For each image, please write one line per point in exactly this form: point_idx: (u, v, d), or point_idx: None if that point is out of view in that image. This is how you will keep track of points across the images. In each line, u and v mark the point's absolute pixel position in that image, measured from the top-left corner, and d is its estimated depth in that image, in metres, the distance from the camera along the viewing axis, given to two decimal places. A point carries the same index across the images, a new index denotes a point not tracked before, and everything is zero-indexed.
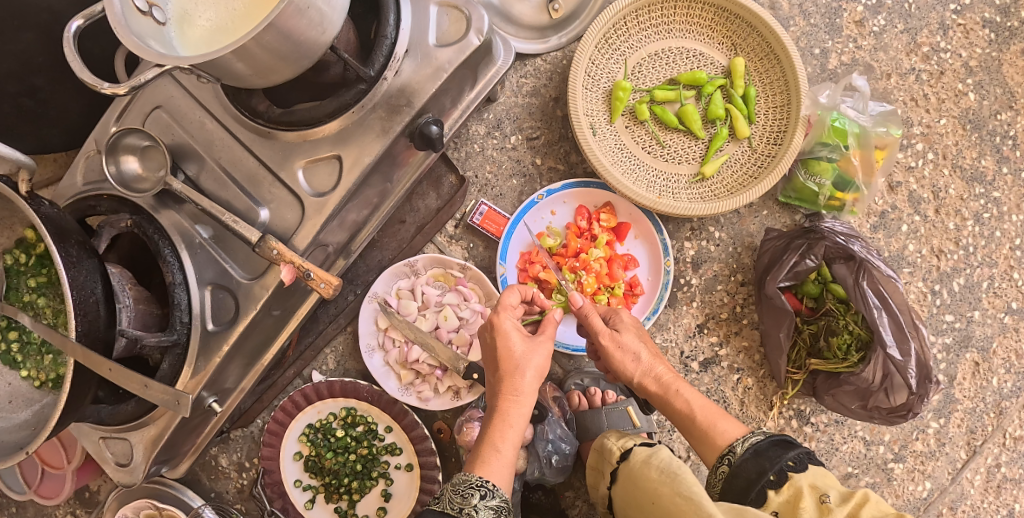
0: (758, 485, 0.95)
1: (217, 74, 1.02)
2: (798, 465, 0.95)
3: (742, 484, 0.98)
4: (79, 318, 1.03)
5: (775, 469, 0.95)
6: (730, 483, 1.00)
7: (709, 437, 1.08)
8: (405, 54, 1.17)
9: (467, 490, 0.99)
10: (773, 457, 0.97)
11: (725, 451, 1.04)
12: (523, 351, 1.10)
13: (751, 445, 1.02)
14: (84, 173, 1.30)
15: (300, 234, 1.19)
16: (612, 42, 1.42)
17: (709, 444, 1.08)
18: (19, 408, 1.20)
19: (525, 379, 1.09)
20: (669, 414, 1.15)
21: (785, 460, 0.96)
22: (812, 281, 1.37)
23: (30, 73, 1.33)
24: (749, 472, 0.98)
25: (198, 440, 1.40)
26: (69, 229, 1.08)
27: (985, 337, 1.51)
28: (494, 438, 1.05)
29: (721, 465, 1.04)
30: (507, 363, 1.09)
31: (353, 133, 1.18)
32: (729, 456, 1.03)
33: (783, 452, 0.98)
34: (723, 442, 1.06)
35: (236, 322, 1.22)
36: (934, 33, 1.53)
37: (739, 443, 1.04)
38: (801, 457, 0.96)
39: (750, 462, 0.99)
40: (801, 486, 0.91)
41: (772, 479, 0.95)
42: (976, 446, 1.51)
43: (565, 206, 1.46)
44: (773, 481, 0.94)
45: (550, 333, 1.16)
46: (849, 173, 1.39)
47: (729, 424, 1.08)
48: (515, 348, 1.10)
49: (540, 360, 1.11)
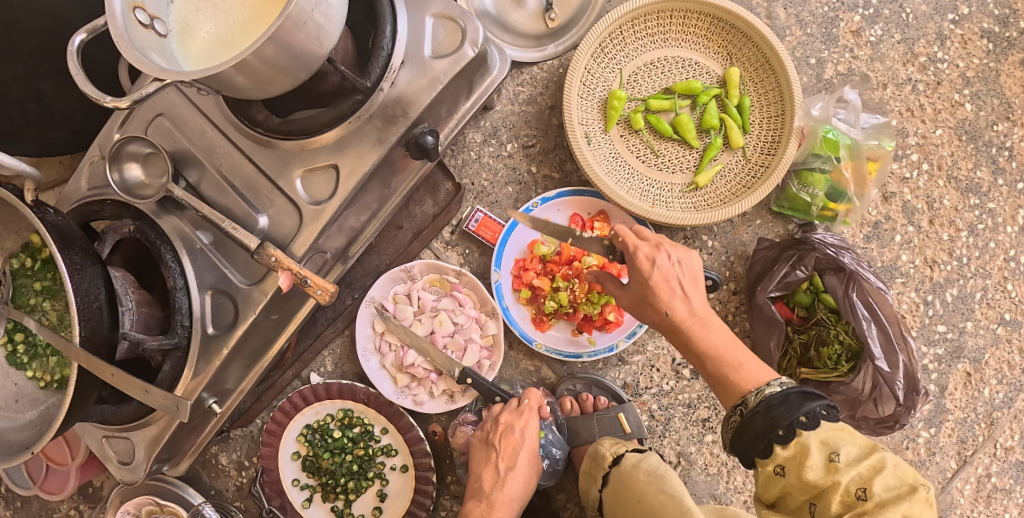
0: (765, 439, 0.93)
1: (217, 86, 1.04)
2: (810, 421, 0.90)
3: (750, 438, 0.95)
4: (83, 323, 1.06)
5: (784, 425, 0.92)
6: (739, 433, 0.97)
7: (728, 381, 1.01)
8: (401, 64, 1.19)
9: None
10: (789, 408, 0.92)
11: (739, 402, 0.99)
12: (534, 430, 1.32)
13: (767, 396, 0.96)
14: (89, 178, 1.33)
15: (297, 241, 1.22)
16: (608, 51, 1.43)
17: (724, 390, 1.02)
18: (25, 408, 1.23)
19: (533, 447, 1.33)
20: (675, 328, 1.08)
21: (800, 414, 0.91)
22: (804, 291, 1.39)
23: (37, 78, 1.36)
24: (758, 426, 0.94)
25: (198, 440, 1.43)
26: (74, 236, 1.10)
27: (977, 349, 1.52)
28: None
29: (732, 414, 0.99)
30: (517, 436, 1.30)
31: (350, 142, 1.20)
32: (740, 408, 0.97)
33: (802, 402, 0.92)
34: (739, 392, 0.99)
35: (236, 327, 1.25)
36: (931, 43, 1.53)
37: (754, 394, 0.97)
38: (816, 411, 0.91)
39: (761, 417, 0.94)
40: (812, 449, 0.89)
41: (780, 434, 0.92)
42: (966, 456, 1.52)
43: (560, 214, 1.47)
44: (780, 437, 0.92)
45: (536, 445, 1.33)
46: (841, 184, 1.39)
47: (755, 368, 1.00)
48: (528, 426, 1.31)
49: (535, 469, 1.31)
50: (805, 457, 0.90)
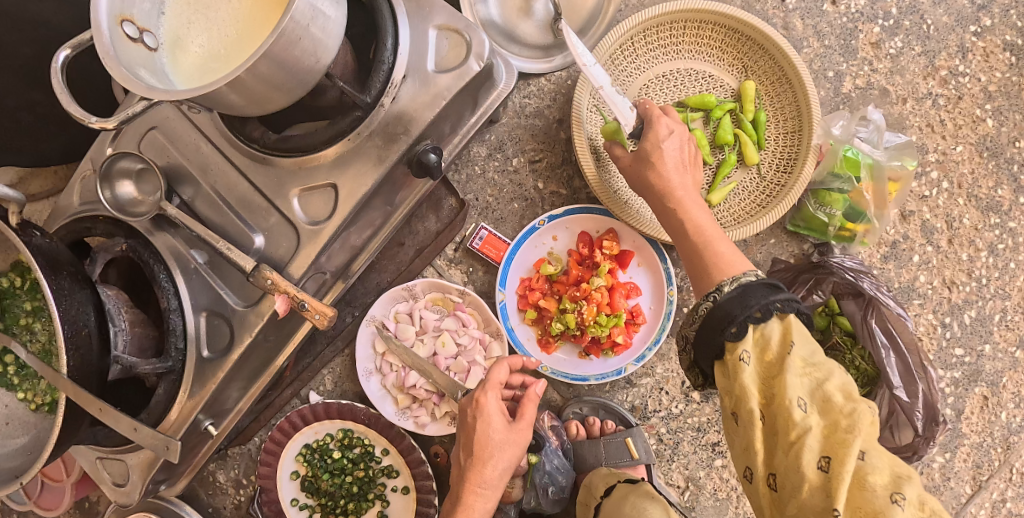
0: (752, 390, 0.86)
1: (209, 104, 1.00)
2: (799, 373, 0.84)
3: (734, 386, 0.88)
4: (70, 352, 1.02)
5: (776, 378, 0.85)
6: (708, 316, 0.88)
7: (704, 254, 0.97)
8: (403, 79, 1.14)
9: None
10: (759, 296, 0.85)
11: (714, 288, 0.92)
12: (502, 439, 1.05)
13: (741, 285, 0.88)
14: (82, 194, 1.29)
15: (294, 263, 1.17)
16: (619, 64, 1.38)
17: (704, 273, 0.95)
18: (18, 431, 1.20)
19: (509, 464, 1.04)
20: (668, 228, 1.07)
21: (772, 302, 0.84)
22: (820, 314, 1.36)
23: (30, 89, 1.31)
24: (731, 307, 0.86)
25: (195, 461, 1.40)
26: (62, 259, 1.06)
27: (995, 372, 1.48)
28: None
29: (703, 303, 0.91)
30: (484, 451, 1.03)
31: (350, 161, 1.16)
32: (715, 294, 0.90)
33: (770, 293, 0.86)
34: (718, 277, 0.93)
35: (231, 350, 1.21)
36: (952, 56, 1.48)
37: (728, 283, 0.91)
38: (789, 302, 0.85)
39: (745, 370, 0.88)
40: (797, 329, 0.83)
41: (755, 314, 0.84)
42: (982, 481, 1.49)
43: (566, 232, 1.43)
44: (757, 317, 0.84)
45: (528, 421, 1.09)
46: (861, 205, 1.33)
47: (730, 252, 0.96)
48: (494, 435, 1.04)
49: (514, 460, 1.05)
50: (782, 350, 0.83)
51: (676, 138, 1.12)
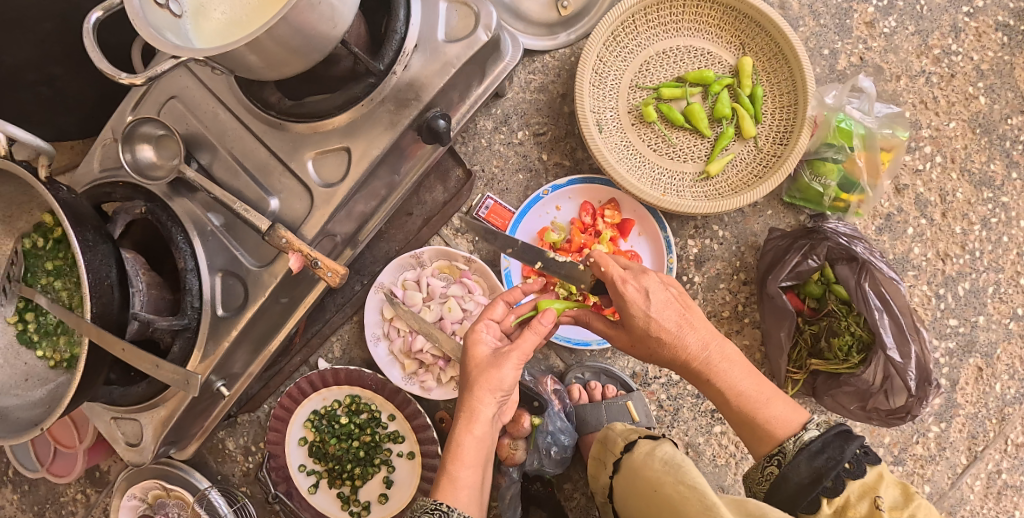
0: (811, 493, 0.92)
1: (230, 66, 1.04)
2: (855, 469, 0.92)
3: (791, 490, 0.95)
4: (94, 301, 1.06)
5: (831, 476, 0.92)
6: (778, 488, 0.97)
7: (761, 427, 1.01)
8: (414, 49, 1.19)
9: (421, 514, 0.92)
10: (838, 449, 0.94)
11: (774, 450, 1.00)
12: (490, 360, 0.99)
13: (804, 446, 0.97)
14: (101, 159, 1.33)
15: (307, 224, 1.21)
16: (620, 41, 1.43)
17: (759, 436, 1.02)
18: (33, 387, 1.20)
19: (500, 385, 0.98)
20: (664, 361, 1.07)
21: (842, 463, 0.92)
22: (815, 281, 1.38)
23: (48, 62, 1.34)
24: (801, 478, 0.95)
25: (206, 424, 1.43)
26: (86, 214, 1.10)
27: (989, 343, 1.51)
28: (451, 462, 0.95)
29: (769, 463, 1.00)
30: (473, 374, 0.99)
31: (362, 126, 1.20)
32: (779, 457, 0.99)
33: (844, 444, 0.94)
34: (778, 433, 1.00)
35: (245, 309, 1.25)
36: (945, 35, 1.53)
37: (791, 442, 0.99)
38: (857, 457, 0.92)
39: (802, 467, 0.95)
40: (852, 493, 0.90)
41: (828, 485, 0.92)
42: (977, 452, 1.51)
43: (570, 202, 1.48)
44: (828, 489, 0.91)
45: (526, 348, 0.99)
46: (854, 174, 1.39)
47: (781, 409, 1.01)
48: (482, 358, 1.01)
49: (507, 377, 0.98)
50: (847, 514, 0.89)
51: (665, 297, 1.03)
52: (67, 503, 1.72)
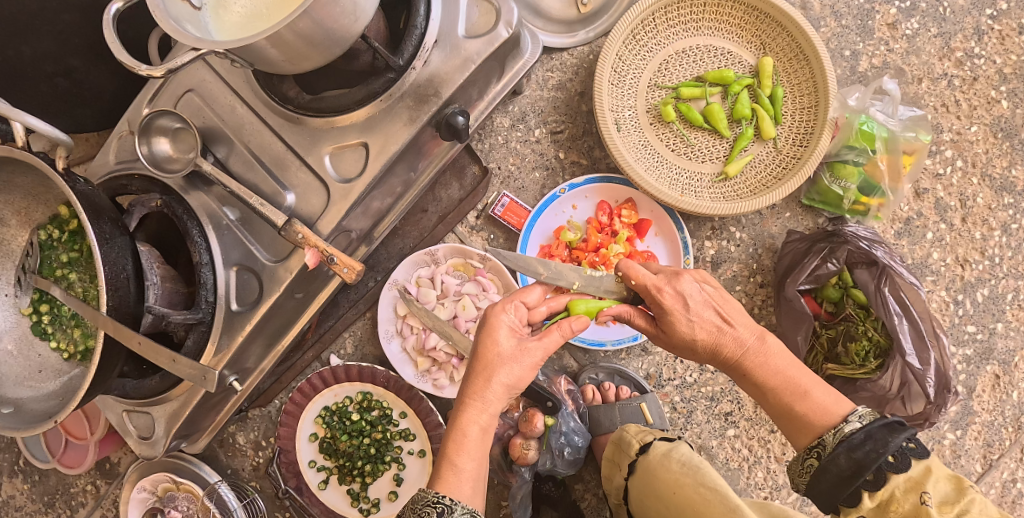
0: (851, 486, 0.89)
1: (250, 59, 1.01)
2: (899, 462, 0.87)
3: (833, 481, 0.91)
4: (111, 293, 1.05)
5: (873, 469, 0.88)
6: (818, 480, 0.93)
7: (799, 419, 0.98)
8: (434, 44, 1.18)
9: (424, 507, 0.91)
10: (880, 441, 0.89)
11: (814, 442, 0.96)
12: (511, 352, 0.96)
13: (844, 438, 0.93)
14: (117, 152, 1.32)
15: (324, 220, 1.20)
16: (641, 38, 1.42)
17: (797, 428, 0.99)
18: (47, 378, 1.20)
19: (517, 378, 0.96)
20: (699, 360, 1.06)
21: (886, 456, 0.87)
22: (833, 285, 1.37)
23: (67, 55, 1.33)
24: (841, 470, 0.91)
25: (218, 418, 1.42)
26: (103, 206, 1.09)
27: (1007, 351, 1.50)
28: (455, 451, 0.94)
29: (809, 457, 0.96)
30: (491, 362, 0.96)
31: (381, 121, 1.19)
32: (818, 450, 0.95)
33: (889, 437, 0.90)
34: (816, 427, 0.97)
35: (260, 303, 1.24)
36: (968, 38, 1.52)
37: (831, 433, 0.94)
38: (902, 451, 0.88)
39: (842, 459, 0.91)
40: (896, 488, 0.86)
41: (869, 479, 0.88)
42: (992, 460, 1.50)
43: (586, 201, 1.48)
44: (870, 483, 0.87)
45: (551, 343, 0.98)
46: (875, 178, 1.37)
47: (823, 395, 0.98)
48: (504, 346, 0.97)
49: (524, 373, 0.97)
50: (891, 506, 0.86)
51: (698, 298, 1.02)
52: (77, 494, 1.72)
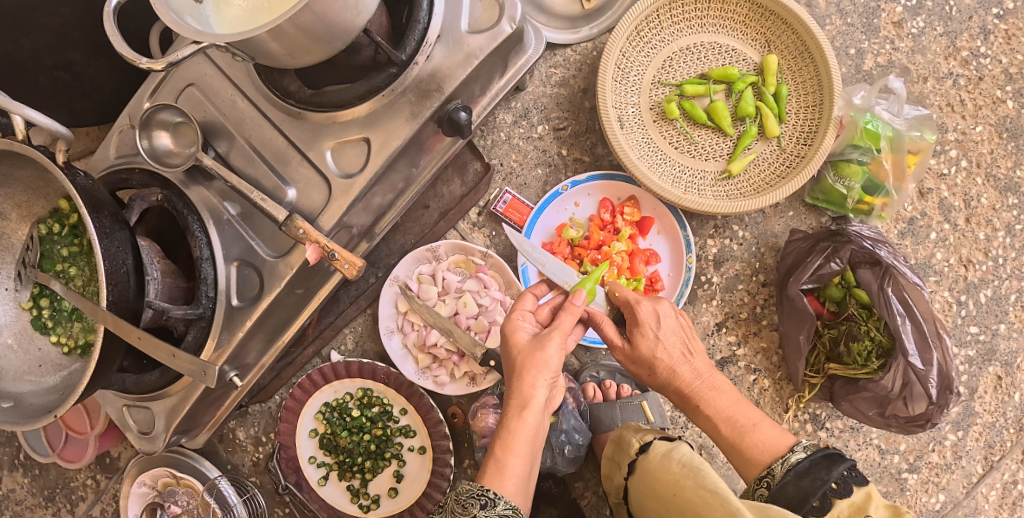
0: (801, 511, 0.94)
1: (252, 53, 1.00)
2: (842, 488, 0.93)
3: (784, 508, 0.97)
4: (110, 288, 1.05)
5: (818, 495, 0.94)
6: None
7: (745, 451, 1.06)
8: (437, 39, 1.17)
9: (469, 499, 0.96)
10: (819, 475, 0.96)
11: (763, 471, 1.03)
12: (531, 347, 1.05)
13: (792, 466, 1.01)
14: (117, 146, 1.31)
15: (325, 215, 1.20)
16: (644, 35, 1.41)
17: (744, 460, 1.07)
18: (47, 373, 1.19)
19: (546, 366, 1.03)
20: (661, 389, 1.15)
21: (829, 483, 0.94)
22: (836, 285, 1.36)
23: (68, 48, 1.32)
24: (790, 498, 0.97)
25: (218, 413, 1.42)
26: (103, 201, 1.09)
27: (1010, 352, 1.50)
28: (502, 451, 1.00)
29: (759, 486, 1.03)
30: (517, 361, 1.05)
31: (383, 117, 1.18)
32: (768, 479, 1.02)
33: (828, 470, 0.97)
34: (762, 461, 1.04)
35: (260, 299, 1.23)
36: (974, 37, 1.51)
37: (778, 463, 1.02)
38: (844, 479, 0.94)
39: (791, 486, 0.98)
40: (842, 516, 0.90)
41: (816, 505, 0.93)
42: (994, 461, 1.50)
43: (588, 198, 1.48)
44: (817, 508, 0.93)
45: (563, 326, 1.06)
46: (879, 177, 1.38)
47: (766, 433, 1.06)
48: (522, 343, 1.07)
49: (550, 359, 1.04)
50: None
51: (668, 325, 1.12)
52: (77, 488, 1.72)
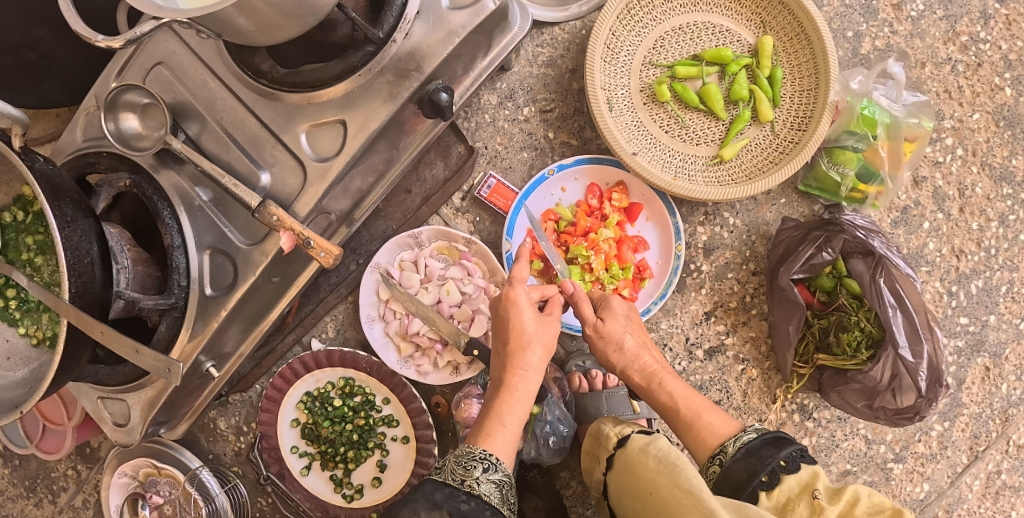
0: (748, 487, 0.92)
1: (218, 29, 0.94)
2: (790, 465, 0.91)
3: (732, 486, 0.94)
4: (73, 279, 0.99)
5: (767, 471, 0.92)
6: (720, 485, 0.96)
7: (696, 434, 1.05)
8: (416, 15, 1.11)
9: (470, 461, 0.95)
10: (764, 458, 0.94)
11: (716, 450, 1.01)
12: (532, 329, 1.06)
13: (743, 445, 0.98)
14: (85, 129, 1.24)
15: (300, 201, 1.15)
16: (635, 14, 1.35)
17: (693, 436, 1.05)
18: (16, 366, 1.14)
19: (543, 345, 1.07)
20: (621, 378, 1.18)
21: (776, 461, 0.92)
22: (827, 274, 1.34)
23: (33, 26, 1.25)
24: (739, 475, 0.94)
25: (196, 404, 1.38)
26: (65, 187, 1.03)
27: (998, 343, 1.49)
28: (497, 414, 1.01)
29: (712, 465, 1.00)
30: (518, 336, 1.06)
31: (360, 97, 1.13)
32: (720, 457, 0.99)
33: (774, 451, 0.94)
34: (713, 439, 1.03)
35: (235, 288, 1.18)
36: (974, 22, 1.46)
37: (731, 442, 1.00)
38: (793, 457, 0.93)
39: (740, 464, 0.95)
40: (791, 491, 0.89)
41: (763, 480, 0.91)
42: (978, 452, 1.49)
43: (576, 183, 1.44)
44: (765, 484, 0.91)
45: (557, 314, 1.13)
46: (875, 164, 1.34)
47: (716, 417, 1.06)
48: (527, 321, 1.06)
49: (547, 338, 1.08)
50: (790, 504, 0.87)
51: (631, 318, 1.19)
52: (57, 479, 1.69)
